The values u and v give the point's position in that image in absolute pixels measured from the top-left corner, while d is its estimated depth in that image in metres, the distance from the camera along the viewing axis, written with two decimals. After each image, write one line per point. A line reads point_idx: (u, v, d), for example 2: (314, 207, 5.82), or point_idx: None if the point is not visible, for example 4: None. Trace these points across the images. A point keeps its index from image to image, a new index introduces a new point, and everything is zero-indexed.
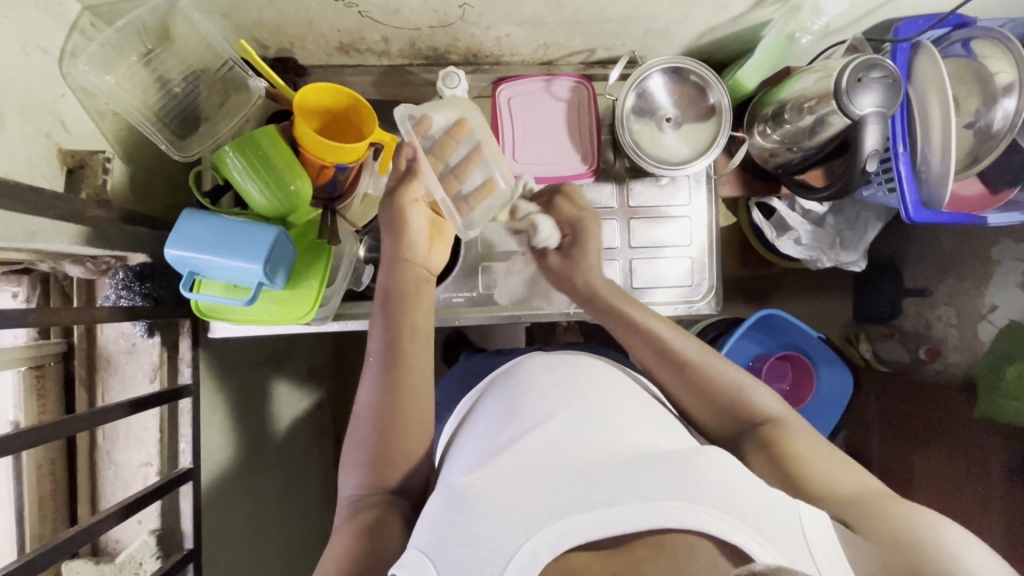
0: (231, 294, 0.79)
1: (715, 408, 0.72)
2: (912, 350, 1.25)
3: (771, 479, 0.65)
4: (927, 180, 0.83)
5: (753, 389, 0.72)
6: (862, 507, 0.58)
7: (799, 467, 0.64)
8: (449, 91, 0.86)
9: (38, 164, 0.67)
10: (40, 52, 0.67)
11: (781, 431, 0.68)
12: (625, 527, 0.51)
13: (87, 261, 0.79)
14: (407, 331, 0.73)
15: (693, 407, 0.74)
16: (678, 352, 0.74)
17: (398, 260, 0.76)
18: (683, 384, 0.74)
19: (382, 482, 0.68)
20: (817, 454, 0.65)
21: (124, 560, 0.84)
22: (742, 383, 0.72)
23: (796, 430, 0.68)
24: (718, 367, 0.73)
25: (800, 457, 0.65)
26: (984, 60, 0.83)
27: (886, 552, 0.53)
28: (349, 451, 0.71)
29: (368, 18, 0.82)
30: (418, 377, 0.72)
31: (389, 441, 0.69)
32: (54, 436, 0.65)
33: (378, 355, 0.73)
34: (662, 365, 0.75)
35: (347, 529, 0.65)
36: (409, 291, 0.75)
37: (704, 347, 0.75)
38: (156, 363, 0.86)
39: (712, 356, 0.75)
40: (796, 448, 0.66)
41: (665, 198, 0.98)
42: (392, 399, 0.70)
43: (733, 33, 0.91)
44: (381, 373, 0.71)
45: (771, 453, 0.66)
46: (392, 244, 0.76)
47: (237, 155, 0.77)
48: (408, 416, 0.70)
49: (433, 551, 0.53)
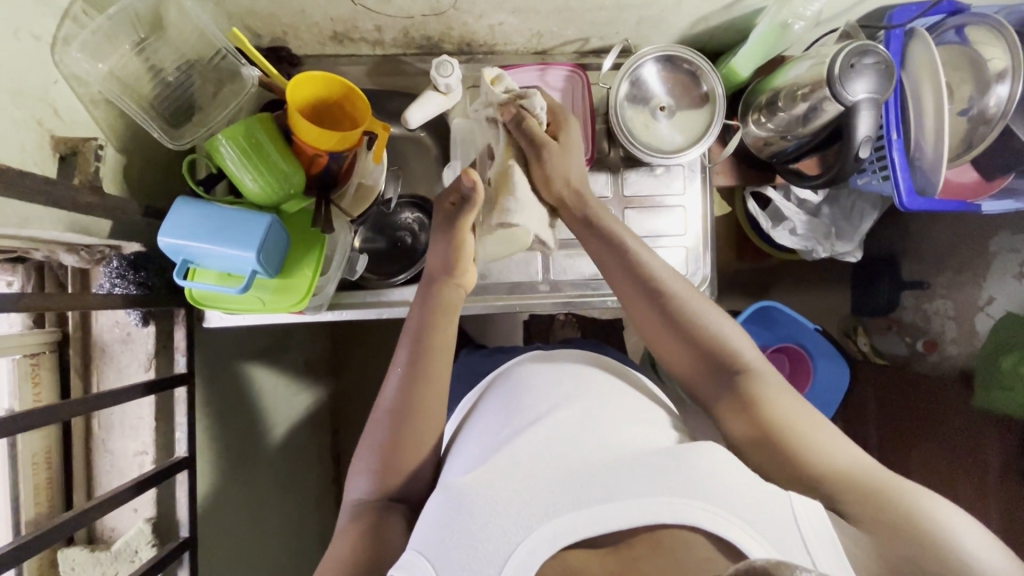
0: (226, 283, 0.79)
1: (692, 358, 0.68)
2: (908, 342, 1.25)
3: (764, 464, 0.62)
4: (922, 167, 0.83)
5: (730, 336, 0.68)
6: (858, 486, 0.56)
7: (781, 432, 0.61)
8: (443, 79, 0.86)
9: (31, 150, 0.67)
10: (32, 38, 0.67)
11: (758, 381, 0.65)
12: (620, 525, 0.51)
13: (81, 250, 0.78)
14: (435, 346, 0.72)
15: (672, 360, 0.70)
16: (665, 296, 0.69)
17: (444, 276, 0.76)
18: (664, 334, 0.69)
19: (391, 482, 0.67)
20: (798, 422, 0.62)
21: (120, 548, 0.84)
22: (721, 329, 0.68)
23: (772, 381, 0.65)
24: (704, 312, 0.69)
25: (776, 419, 0.62)
26: (976, 47, 0.83)
27: (885, 538, 0.52)
28: (359, 454, 0.70)
29: (361, 6, 0.82)
30: (438, 383, 0.70)
31: (398, 442, 0.68)
32: (49, 420, 0.66)
33: (403, 366, 0.71)
34: (649, 306, 0.70)
35: (351, 530, 0.64)
36: (446, 305, 0.75)
37: (687, 287, 0.71)
38: (151, 352, 0.86)
39: (700, 302, 0.70)
40: (788, 428, 0.61)
41: (660, 187, 0.98)
42: (411, 405, 0.68)
43: (726, 21, 0.91)
44: (404, 385, 0.70)
45: (760, 430, 0.62)
46: (440, 264, 0.76)
47: (231, 145, 0.76)
48: (425, 415, 0.69)
49: (432, 553, 0.52)
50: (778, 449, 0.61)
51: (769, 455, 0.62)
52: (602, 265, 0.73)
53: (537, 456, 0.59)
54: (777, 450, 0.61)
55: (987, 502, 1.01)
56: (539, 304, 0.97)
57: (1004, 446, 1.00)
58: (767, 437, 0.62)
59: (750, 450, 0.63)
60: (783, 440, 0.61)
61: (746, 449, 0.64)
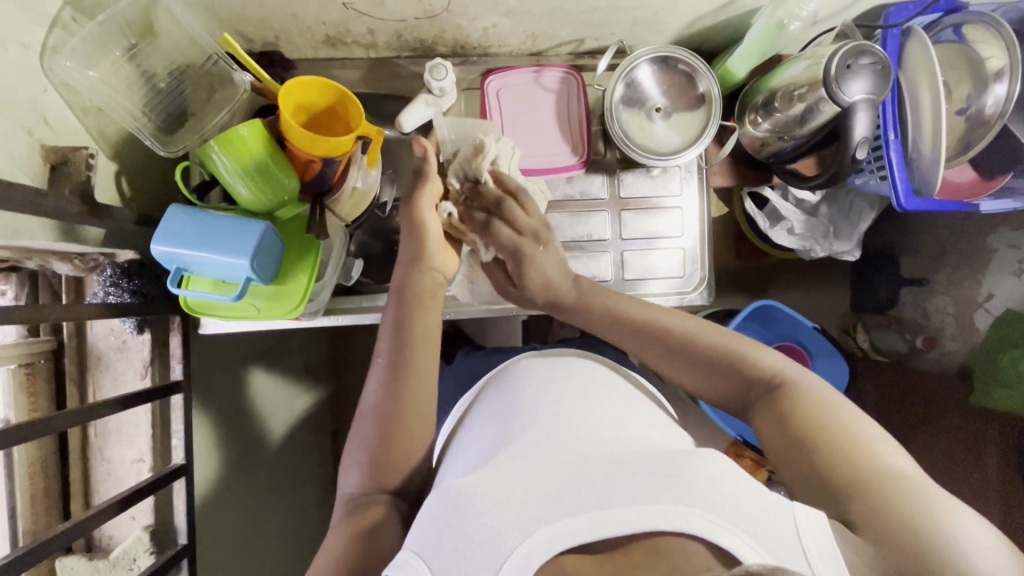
0: (220, 289, 0.79)
1: (719, 382, 0.71)
2: (908, 339, 1.23)
3: (803, 488, 0.62)
4: (920, 167, 0.82)
5: (755, 354, 0.70)
6: (870, 493, 0.57)
7: (819, 442, 0.62)
8: (437, 83, 0.85)
9: (20, 160, 0.67)
10: (20, 48, 0.66)
11: (793, 392, 0.66)
12: (616, 531, 0.51)
13: (75, 258, 0.77)
14: (420, 337, 0.71)
15: (706, 393, 0.73)
16: (676, 336, 0.73)
17: (415, 265, 0.76)
18: (688, 369, 0.72)
19: (383, 483, 0.67)
20: (820, 428, 0.62)
21: (118, 556, 0.83)
22: (738, 348, 0.71)
23: (806, 388, 0.66)
24: (716, 343, 0.72)
25: (812, 428, 0.63)
26: (974, 45, 0.83)
27: (889, 550, 0.52)
28: (350, 450, 0.69)
29: (353, 10, 0.81)
30: (424, 376, 0.70)
31: (388, 441, 0.67)
32: (45, 431, 0.66)
33: (385, 356, 0.71)
34: (659, 349, 0.73)
35: (343, 528, 0.64)
36: (425, 294, 0.74)
37: (697, 321, 0.74)
38: (147, 360, 0.86)
39: (711, 332, 0.73)
40: (817, 438, 0.62)
41: (656, 188, 0.97)
42: (400, 399, 0.68)
43: (723, 21, 0.90)
44: (388, 375, 0.69)
45: (800, 445, 0.63)
46: (412, 249, 0.76)
47: (224, 154, 0.75)
48: (414, 410, 0.68)
49: (429, 556, 0.52)
50: (816, 457, 0.61)
51: (805, 462, 0.62)
52: (605, 327, 0.77)
53: (535, 460, 0.58)
54: (816, 461, 0.61)
55: (986, 500, 1.01)
56: None
57: (1004, 443, 0.99)
58: (807, 444, 0.62)
59: (792, 477, 0.63)
60: (817, 440, 0.62)
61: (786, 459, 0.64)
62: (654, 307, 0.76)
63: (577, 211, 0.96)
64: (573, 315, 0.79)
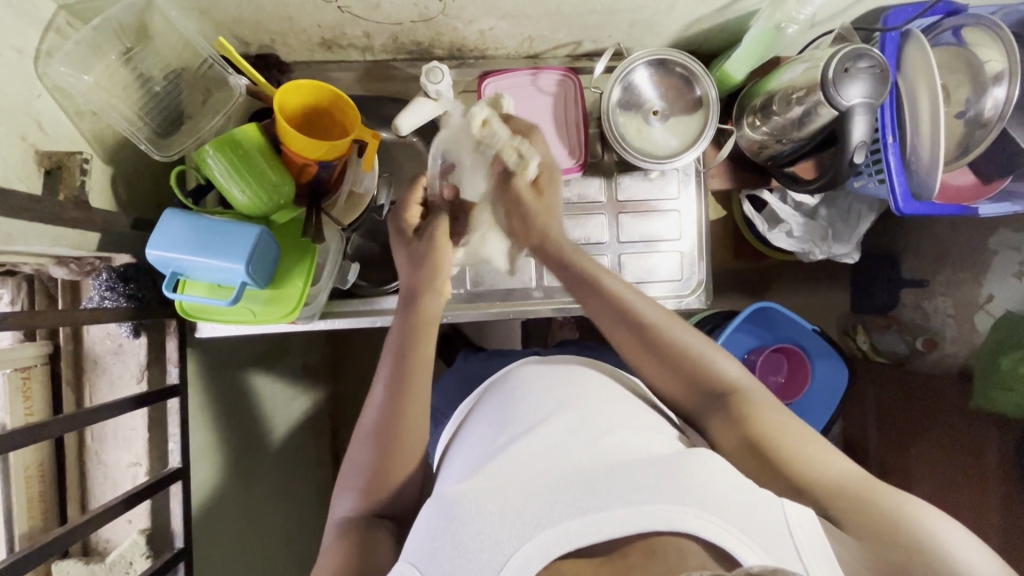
0: (217, 293, 0.78)
1: (676, 376, 0.70)
2: (909, 341, 1.23)
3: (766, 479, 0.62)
4: (918, 170, 0.81)
5: (716, 358, 0.70)
6: (849, 495, 0.58)
7: (779, 450, 0.62)
8: (433, 86, 0.83)
9: (14, 165, 0.67)
10: (13, 52, 0.66)
11: (749, 403, 0.66)
12: (613, 534, 0.50)
13: (70, 262, 0.78)
14: (417, 363, 0.71)
15: (659, 383, 0.71)
16: (641, 320, 0.72)
17: (415, 296, 0.76)
18: (650, 362, 0.71)
19: (374, 501, 0.66)
20: (796, 432, 0.63)
21: (114, 559, 0.84)
22: (702, 352, 0.70)
23: (760, 402, 0.66)
24: (681, 333, 0.71)
25: (774, 444, 0.62)
26: (973, 48, 0.82)
27: (877, 549, 0.52)
28: (344, 474, 0.69)
29: (349, 12, 0.81)
30: (422, 398, 0.70)
31: (383, 460, 0.67)
32: (43, 435, 0.66)
33: (385, 384, 0.70)
34: (622, 327, 0.72)
35: (335, 549, 0.63)
36: (425, 322, 0.74)
37: (662, 310, 0.73)
38: (144, 364, 0.86)
39: (675, 322, 0.72)
40: (783, 446, 0.62)
41: (654, 191, 0.97)
42: (394, 419, 0.68)
43: (721, 23, 0.90)
44: (385, 403, 0.69)
45: (756, 451, 0.63)
46: (413, 278, 0.77)
47: (219, 156, 0.75)
48: (409, 429, 0.68)
49: (425, 564, 0.52)
50: (772, 462, 0.62)
51: (762, 466, 0.62)
52: (579, 293, 0.76)
53: (529, 466, 0.58)
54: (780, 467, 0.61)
55: (987, 504, 1.01)
56: (535, 311, 0.96)
57: (1004, 446, 0.99)
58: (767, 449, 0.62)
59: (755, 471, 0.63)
60: (776, 451, 0.62)
61: (735, 457, 0.65)
62: (627, 285, 0.75)
63: (574, 214, 0.96)
64: (559, 273, 0.78)
